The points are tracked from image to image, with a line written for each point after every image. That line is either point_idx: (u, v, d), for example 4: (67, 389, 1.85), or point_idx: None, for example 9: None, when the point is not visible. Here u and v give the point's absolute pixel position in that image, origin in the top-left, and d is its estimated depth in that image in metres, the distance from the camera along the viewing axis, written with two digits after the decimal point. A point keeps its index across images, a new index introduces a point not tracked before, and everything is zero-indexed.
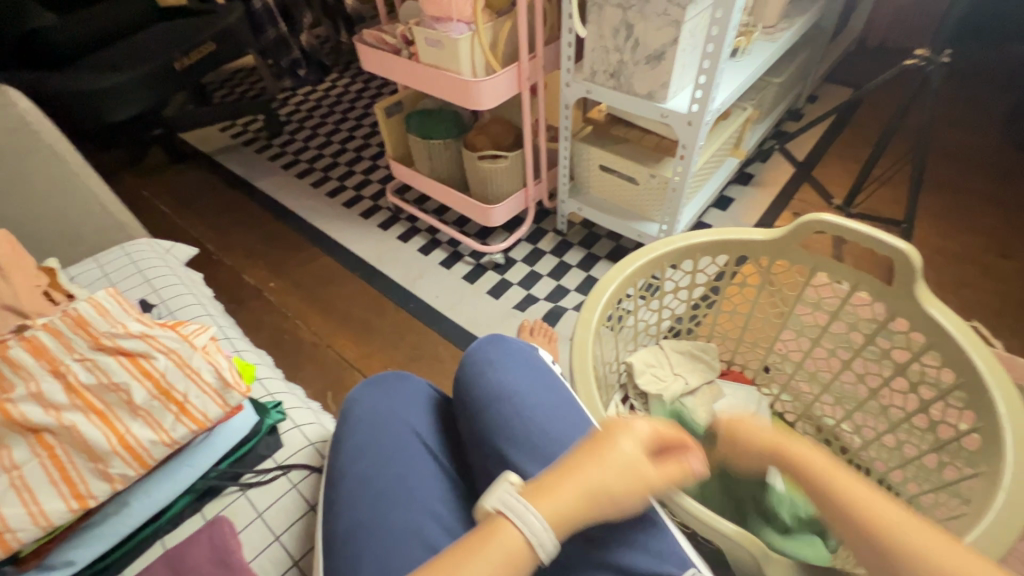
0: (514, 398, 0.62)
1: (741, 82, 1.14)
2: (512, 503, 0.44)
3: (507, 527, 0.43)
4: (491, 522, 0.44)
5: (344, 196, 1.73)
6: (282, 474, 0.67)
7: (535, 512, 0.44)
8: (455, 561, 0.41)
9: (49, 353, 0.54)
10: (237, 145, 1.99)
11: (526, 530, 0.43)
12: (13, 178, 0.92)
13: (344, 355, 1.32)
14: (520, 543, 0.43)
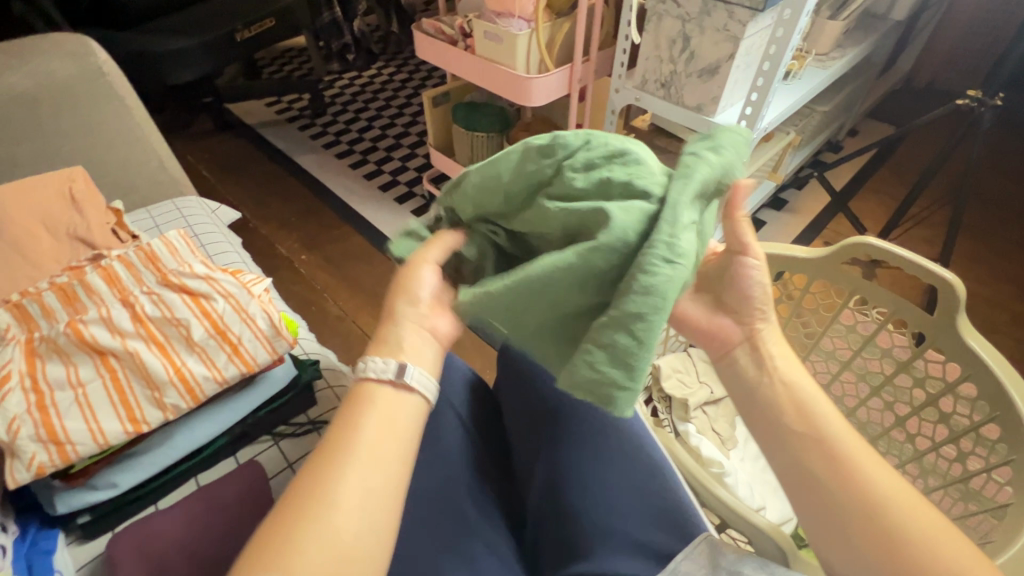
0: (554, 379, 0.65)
1: (790, 104, 1.16)
2: (365, 368, 0.47)
3: (374, 389, 0.46)
4: (356, 391, 0.47)
5: (381, 180, 1.76)
6: (314, 430, 0.70)
7: (380, 360, 0.47)
8: (346, 438, 0.43)
9: (121, 283, 0.59)
10: (280, 121, 2.03)
11: (392, 376, 0.46)
12: (83, 124, 0.96)
13: (368, 333, 1.33)
14: (393, 393, 0.46)
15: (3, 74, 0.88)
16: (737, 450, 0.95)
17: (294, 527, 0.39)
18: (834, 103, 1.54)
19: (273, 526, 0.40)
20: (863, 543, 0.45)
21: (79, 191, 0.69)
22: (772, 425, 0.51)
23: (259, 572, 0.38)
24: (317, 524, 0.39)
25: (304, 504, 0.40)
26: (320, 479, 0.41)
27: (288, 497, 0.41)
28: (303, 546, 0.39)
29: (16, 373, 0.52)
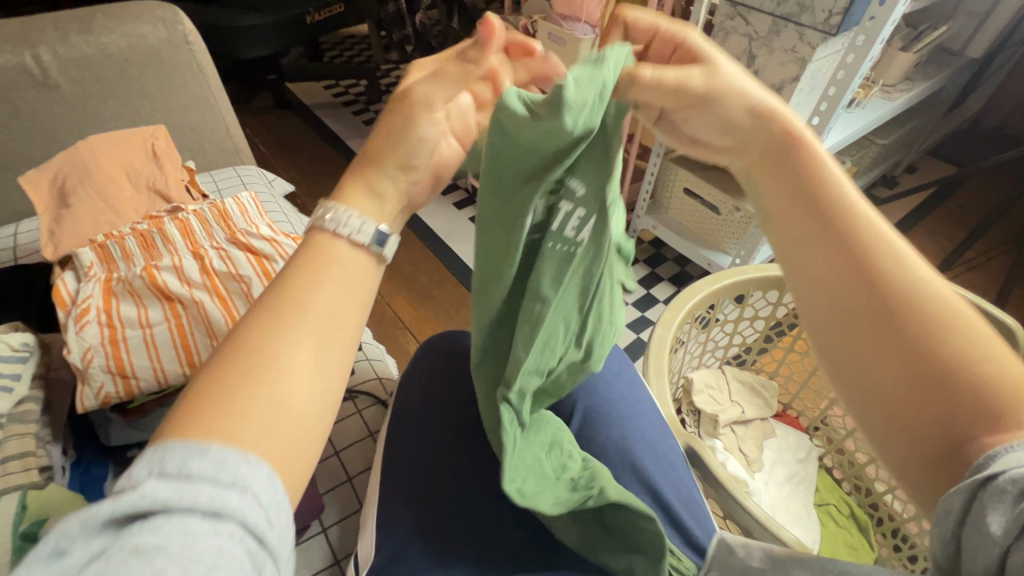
0: (589, 377, 0.69)
1: (852, 132, 1.14)
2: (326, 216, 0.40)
3: (336, 245, 0.40)
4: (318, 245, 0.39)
5: None
6: (350, 398, 0.78)
7: (358, 219, 0.40)
8: (300, 288, 0.37)
9: (193, 236, 0.64)
10: (335, 103, 2.10)
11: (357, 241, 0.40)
12: (163, 87, 1.02)
13: (400, 316, 1.32)
14: (355, 256, 0.40)
15: (97, 33, 0.93)
16: (763, 474, 0.96)
17: (236, 386, 0.33)
18: (895, 137, 1.50)
19: (208, 388, 0.33)
20: (939, 392, 0.39)
21: (159, 148, 0.74)
22: (836, 252, 0.44)
23: (194, 432, 0.31)
24: (264, 388, 0.34)
25: (246, 363, 0.34)
26: (267, 329, 0.35)
27: (226, 355, 0.34)
28: (246, 410, 0.33)
29: (93, 307, 0.56)
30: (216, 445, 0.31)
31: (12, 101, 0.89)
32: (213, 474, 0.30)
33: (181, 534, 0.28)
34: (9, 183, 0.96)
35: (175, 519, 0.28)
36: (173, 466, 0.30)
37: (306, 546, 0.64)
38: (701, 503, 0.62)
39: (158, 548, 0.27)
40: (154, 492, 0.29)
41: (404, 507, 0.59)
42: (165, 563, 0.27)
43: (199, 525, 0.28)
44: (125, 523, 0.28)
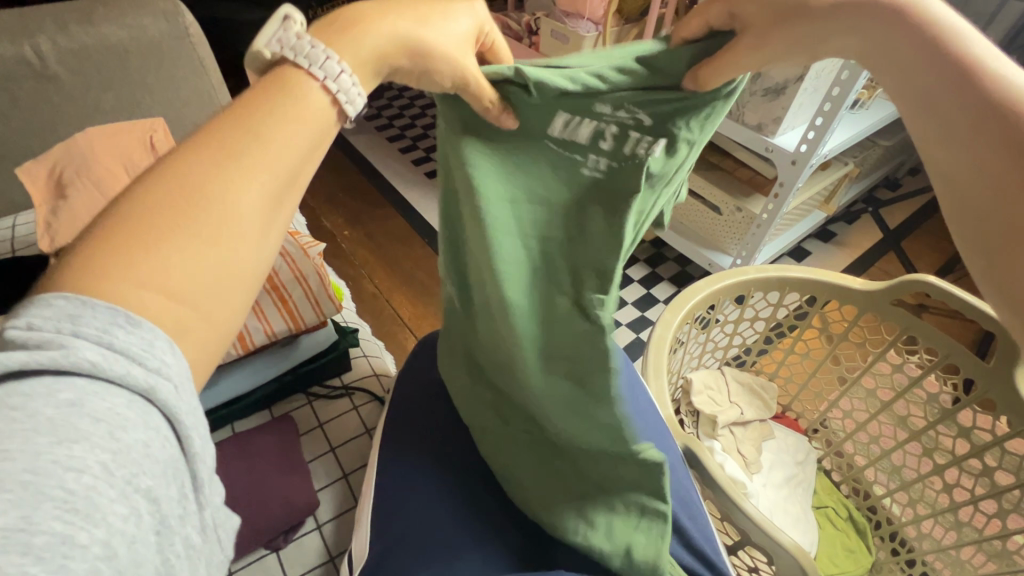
0: None
1: (855, 133, 1.13)
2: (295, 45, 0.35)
3: (300, 87, 0.34)
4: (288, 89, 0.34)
5: (416, 155, 1.74)
6: (347, 394, 0.77)
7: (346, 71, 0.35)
8: (259, 143, 0.32)
9: None
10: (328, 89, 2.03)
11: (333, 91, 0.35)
12: (163, 78, 1.02)
13: (399, 312, 1.31)
14: (325, 110, 0.35)
15: (97, 24, 0.93)
16: (761, 476, 0.96)
17: (181, 234, 0.30)
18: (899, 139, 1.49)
19: (132, 231, 0.29)
20: None
21: (157, 140, 0.74)
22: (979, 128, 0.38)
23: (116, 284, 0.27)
24: (207, 242, 0.30)
25: (185, 211, 0.30)
26: (217, 170, 0.31)
27: (153, 199, 0.30)
28: (181, 264, 0.29)
29: None
30: (146, 295, 0.28)
31: (11, 92, 0.89)
32: (137, 349, 0.26)
33: (111, 417, 0.25)
34: (7, 173, 0.96)
35: (101, 397, 0.25)
36: (92, 324, 0.26)
37: (301, 541, 0.64)
38: (698, 505, 0.62)
39: (77, 434, 0.24)
40: (75, 352, 0.25)
41: (401, 502, 0.59)
42: (86, 449, 0.24)
43: (129, 412, 0.26)
44: (37, 379, 0.25)
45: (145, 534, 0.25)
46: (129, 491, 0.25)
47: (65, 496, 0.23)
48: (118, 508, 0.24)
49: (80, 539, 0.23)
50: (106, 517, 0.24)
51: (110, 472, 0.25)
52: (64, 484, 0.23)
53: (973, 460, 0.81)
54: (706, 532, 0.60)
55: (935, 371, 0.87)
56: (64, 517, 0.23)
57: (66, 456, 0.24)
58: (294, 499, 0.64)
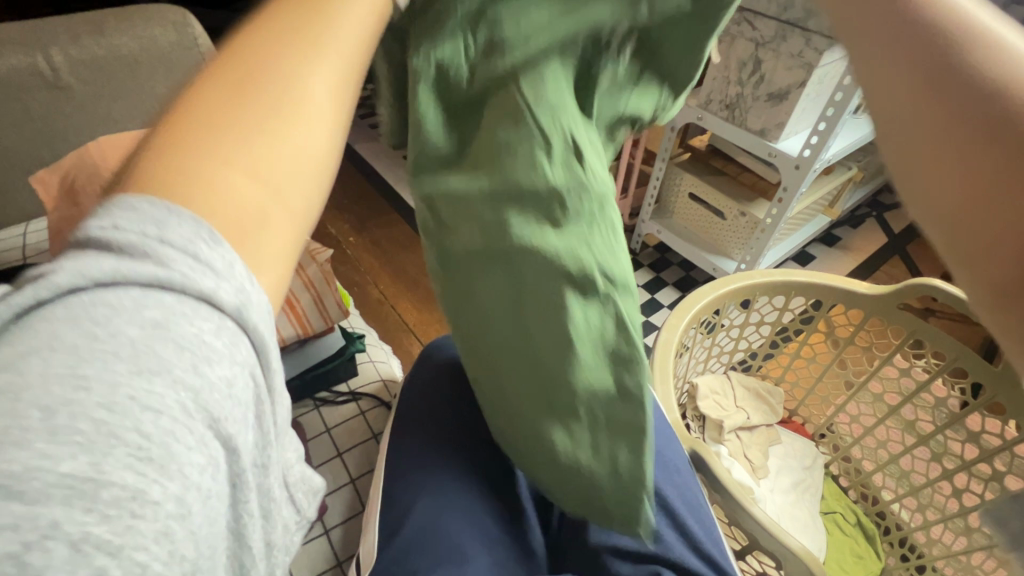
0: None
1: (857, 138, 1.14)
2: None
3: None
4: None
5: None
6: (353, 399, 0.78)
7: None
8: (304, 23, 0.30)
9: None
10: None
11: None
12: (172, 87, 1.03)
13: (404, 318, 1.31)
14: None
15: (109, 36, 0.94)
16: (768, 481, 0.95)
17: (254, 118, 0.29)
18: None
19: (220, 130, 0.28)
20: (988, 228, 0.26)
21: None
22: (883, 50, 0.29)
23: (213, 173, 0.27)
24: (282, 137, 0.29)
25: (259, 102, 0.29)
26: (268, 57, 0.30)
27: (231, 92, 0.29)
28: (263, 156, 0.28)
29: None
30: (233, 176, 0.27)
31: (24, 103, 0.91)
32: (220, 263, 0.24)
33: (197, 347, 0.23)
34: (20, 182, 0.97)
35: (186, 320, 0.23)
36: (178, 233, 0.24)
37: (309, 546, 0.64)
38: (704, 507, 0.62)
39: (158, 369, 0.22)
40: (167, 265, 0.23)
41: (411, 505, 0.60)
42: (164, 382, 0.22)
43: (215, 342, 0.24)
44: (124, 293, 0.23)
45: (219, 484, 0.23)
46: (207, 438, 0.22)
47: (142, 442, 0.20)
48: (196, 459, 0.22)
49: (153, 496, 0.20)
50: (183, 468, 0.21)
51: (190, 414, 0.22)
52: (140, 428, 0.21)
53: (984, 464, 0.81)
54: (711, 533, 0.60)
55: (942, 375, 0.87)
56: (138, 468, 0.20)
57: (146, 393, 0.21)
58: None
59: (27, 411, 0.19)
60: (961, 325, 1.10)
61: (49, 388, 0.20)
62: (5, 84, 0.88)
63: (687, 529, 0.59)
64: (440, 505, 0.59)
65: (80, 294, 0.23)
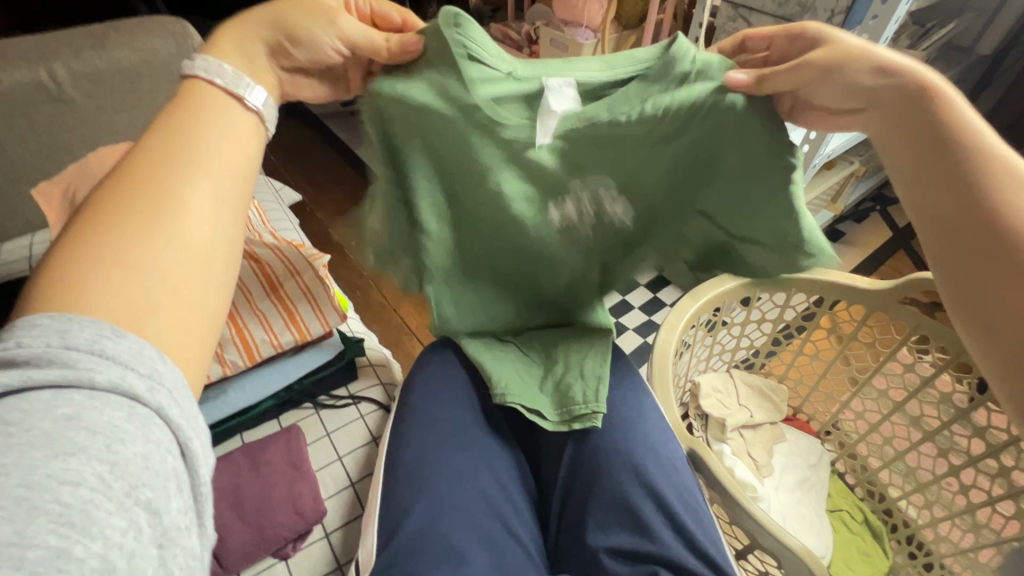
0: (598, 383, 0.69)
1: (858, 132, 1.13)
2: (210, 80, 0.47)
3: (218, 106, 0.46)
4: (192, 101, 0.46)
5: None
6: (353, 403, 0.78)
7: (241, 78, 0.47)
8: (174, 145, 0.42)
9: None
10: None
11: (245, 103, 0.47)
12: (171, 98, 1.04)
13: (407, 321, 1.32)
14: (236, 109, 0.47)
15: (109, 49, 0.96)
16: (773, 480, 0.94)
17: (129, 227, 0.37)
18: None
19: (118, 233, 0.37)
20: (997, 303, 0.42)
21: None
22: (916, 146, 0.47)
23: (94, 276, 0.35)
24: (160, 234, 0.38)
25: (142, 206, 0.38)
26: (140, 179, 0.40)
27: (118, 207, 0.38)
28: (145, 252, 0.37)
29: None
30: (114, 273, 0.35)
31: (28, 117, 0.92)
32: (126, 353, 0.32)
33: (107, 430, 0.29)
34: (25, 194, 0.99)
35: (99, 410, 0.30)
36: (83, 334, 0.31)
37: (310, 549, 0.65)
38: (702, 506, 0.61)
39: (73, 450, 0.28)
40: (72, 365, 0.30)
41: (408, 508, 0.60)
42: (81, 462, 0.28)
43: (126, 425, 0.30)
44: (40, 396, 0.29)
45: (147, 547, 0.28)
46: (129, 503, 0.28)
47: (62, 512, 0.26)
48: (117, 522, 0.28)
49: (76, 553, 0.26)
50: (104, 530, 0.27)
51: (107, 485, 0.28)
52: (58, 499, 0.26)
53: (990, 460, 0.80)
54: (711, 534, 0.60)
55: (948, 370, 0.85)
56: (61, 532, 0.26)
57: (61, 470, 0.27)
58: (303, 508, 0.65)
59: None
60: None
61: None
62: (9, 99, 0.89)
63: (684, 529, 0.59)
64: (438, 507, 0.59)
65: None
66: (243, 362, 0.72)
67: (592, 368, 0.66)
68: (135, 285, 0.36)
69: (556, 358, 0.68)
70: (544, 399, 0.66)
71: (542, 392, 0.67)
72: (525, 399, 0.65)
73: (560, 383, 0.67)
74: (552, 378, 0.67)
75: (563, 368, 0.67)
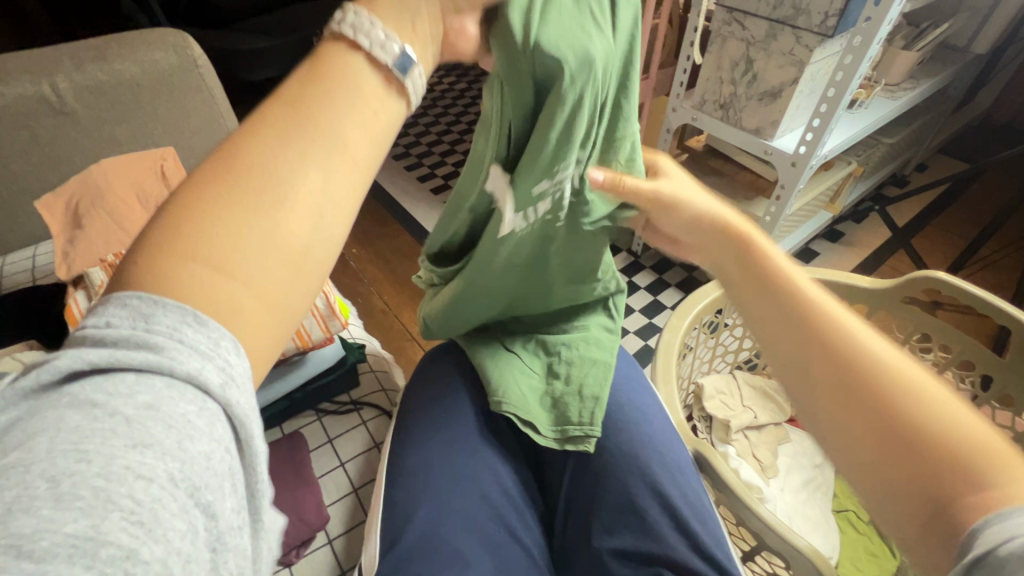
0: None
1: (853, 133, 1.13)
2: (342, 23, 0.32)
3: (353, 59, 0.31)
4: (330, 43, 0.32)
5: (420, 171, 1.75)
6: (355, 409, 0.79)
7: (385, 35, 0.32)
8: (304, 105, 0.30)
9: None
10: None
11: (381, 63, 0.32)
12: (171, 108, 1.05)
13: (408, 327, 1.32)
14: (377, 80, 0.32)
15: (111, 61, 0.96)
16: (778, 481, 0.94)
17: (233, 204, 0.28)
18: (902, 136, 1.48)
19: (207, 208, 0.28)
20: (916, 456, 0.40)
21: (167, 169, 0.79)
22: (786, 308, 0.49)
23: (174, 267, 0.26)
24: (260, 226, 0.28)
25: (246, 183, 0.28)
26: (257, 140, 0.29)
27: (216, 180, 0.28)
28: (246, 249, 0.28)
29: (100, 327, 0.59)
30: (198, 270, 0.27)
31: (30, 129, 0.93)
32: (204, 345, 0.25)
33: (181, 424, 0.23)
34: (29, 207, 1.00)
35: (176, 401, 0.24)
36: (162, 323, 0.25)
37: (313, 556, 0.65)
38: (706, 507, 0.62)
39: (149, 439, 0.23)
40: (158, 351, 0.24)
41: (412, 512, 0.60)
42: (154, 453, 0.23)
43: (199, 420, 0.24)
44: (122, 379, 0.24)
45: (201, 554, 0.23)
46: (191, 504, 0.23)
47: (133, 507, 0.21)
48: (178, 524, 0.22)
49: (143, 556, 0.21)
50: (166, 533, 0.22)
51: (173, 485, 0.22)
52: (132, 494, 0.21)
53: None
54: (717, 536, 0.60)
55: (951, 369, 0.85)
56: (130, 530, 0.21)
57: (137, 463, 0.22)
58: (307, 514, 0.66)
59: (33, 482, 0.21)
60: (968, 319, 1.09)
61: (54, 460, 0.21)
62: (12, 113, 0.90)
63: (691, 530, 0.59)
64: (439, 512, 0.60)
65: (77, 382, 0.24)
66: None
67: (592, 387, 0.67)
68: (227, 295, 0.27)
69: (557, 373, 0.68)
70: (542, 416, 0.66)
71: (541, 409, 0.66)
72: (521, 411, 0.64)
73: (560, 399, 0.67)
74: (550, 396, 0.67)
75: (563, 384, 0.67)
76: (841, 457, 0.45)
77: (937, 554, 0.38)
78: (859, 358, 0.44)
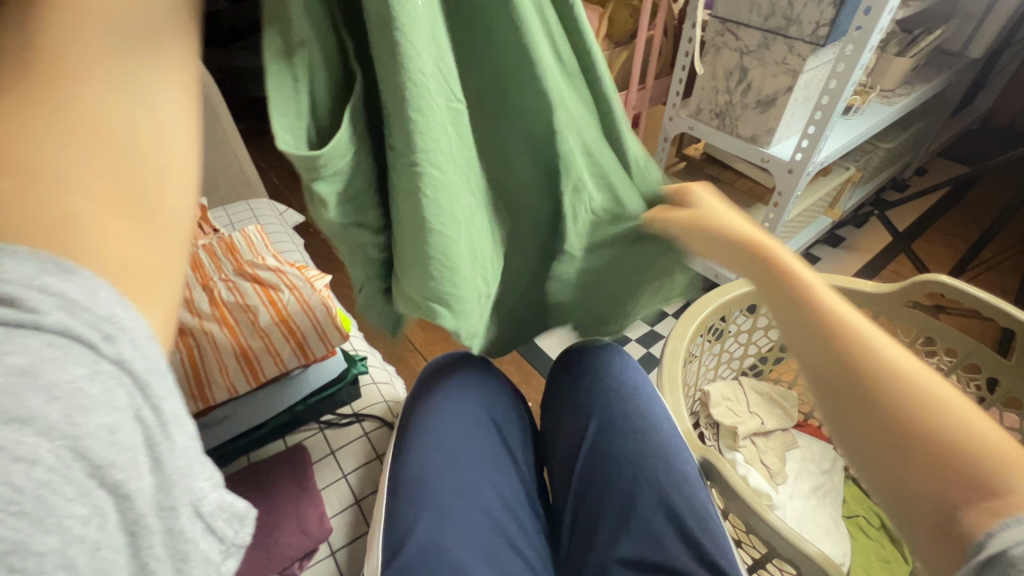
0: (605, 392, 0.72)
1: (850, 139, 1.14)
2: None
3: None
4: None
5: None
6: (357, 421, 0.80)
7: None
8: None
9: (205, 271, 0.81)
10: None
11: None
12: None
13: (411, 338, 1.33)
14: None
15: None
16: (787, 487, 0.94)
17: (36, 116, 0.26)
18: (900, 141, 1.49)
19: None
20: (916, 467, 0.39)
21: None
22: (797, 311, 0.46)
23: None
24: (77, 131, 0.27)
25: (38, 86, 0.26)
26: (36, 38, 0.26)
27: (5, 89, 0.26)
28: (56, 151, 0.26)
29: None
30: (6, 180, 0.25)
31: None
32: (77, 291, 0.24)
33: (69, 396, 0.24)
34: None
35: (59, 366, 0.24)
36: (16, 271, 0.23)
37: (315, 568, 0.65)
38: (714, 518, 0.61)
39: (31, 415, 0.23)
40: (19, 303, 0.23)
41: (413, 522, 0.60)
42: (37, 427, 0.23)
43: (91, 391, 0.24)
44: None
45: (106, 532, 0.25)
46: (89, 486, 0.24)
47: (15, 494, 0.22)
48: (76, 509, 0.24)
49: (34, 546, 0.22)
50: (60, 519, 0.23)
51: (66, 464, 0.24)
52: (11, 481, 0.22)
53: None
54: (723, 546, 0.59)
55: (956, 373, 0.85)
56: (14, 520, 0.22)
57: (16, 442, 0.22)
58: (308, 527, 0.66)
59: None
60: (973, 322, 1.09)
61: None
62: None
63: (698, 542, 0.59)
64: (439, 522, 0.60)
65: None
66: (247, 383, 0.73)
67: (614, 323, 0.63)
68: (52, 202, 0.25)
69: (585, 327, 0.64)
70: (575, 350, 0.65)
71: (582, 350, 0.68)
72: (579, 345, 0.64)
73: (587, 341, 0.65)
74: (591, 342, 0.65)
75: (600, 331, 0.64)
76: (859, 466, 0.44)
77: (943, 561, 0.39)
78: (869, 366, 0.42)
